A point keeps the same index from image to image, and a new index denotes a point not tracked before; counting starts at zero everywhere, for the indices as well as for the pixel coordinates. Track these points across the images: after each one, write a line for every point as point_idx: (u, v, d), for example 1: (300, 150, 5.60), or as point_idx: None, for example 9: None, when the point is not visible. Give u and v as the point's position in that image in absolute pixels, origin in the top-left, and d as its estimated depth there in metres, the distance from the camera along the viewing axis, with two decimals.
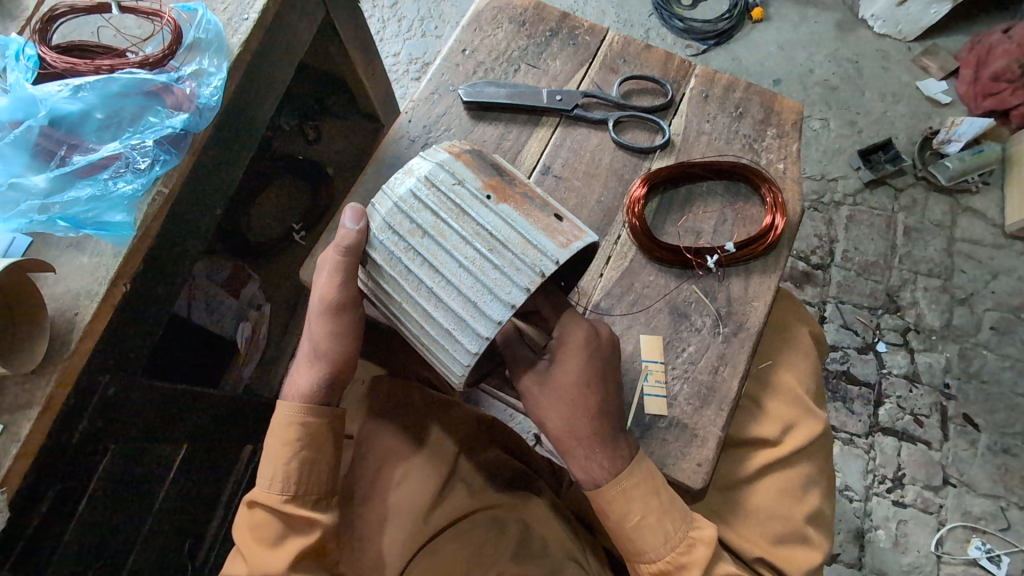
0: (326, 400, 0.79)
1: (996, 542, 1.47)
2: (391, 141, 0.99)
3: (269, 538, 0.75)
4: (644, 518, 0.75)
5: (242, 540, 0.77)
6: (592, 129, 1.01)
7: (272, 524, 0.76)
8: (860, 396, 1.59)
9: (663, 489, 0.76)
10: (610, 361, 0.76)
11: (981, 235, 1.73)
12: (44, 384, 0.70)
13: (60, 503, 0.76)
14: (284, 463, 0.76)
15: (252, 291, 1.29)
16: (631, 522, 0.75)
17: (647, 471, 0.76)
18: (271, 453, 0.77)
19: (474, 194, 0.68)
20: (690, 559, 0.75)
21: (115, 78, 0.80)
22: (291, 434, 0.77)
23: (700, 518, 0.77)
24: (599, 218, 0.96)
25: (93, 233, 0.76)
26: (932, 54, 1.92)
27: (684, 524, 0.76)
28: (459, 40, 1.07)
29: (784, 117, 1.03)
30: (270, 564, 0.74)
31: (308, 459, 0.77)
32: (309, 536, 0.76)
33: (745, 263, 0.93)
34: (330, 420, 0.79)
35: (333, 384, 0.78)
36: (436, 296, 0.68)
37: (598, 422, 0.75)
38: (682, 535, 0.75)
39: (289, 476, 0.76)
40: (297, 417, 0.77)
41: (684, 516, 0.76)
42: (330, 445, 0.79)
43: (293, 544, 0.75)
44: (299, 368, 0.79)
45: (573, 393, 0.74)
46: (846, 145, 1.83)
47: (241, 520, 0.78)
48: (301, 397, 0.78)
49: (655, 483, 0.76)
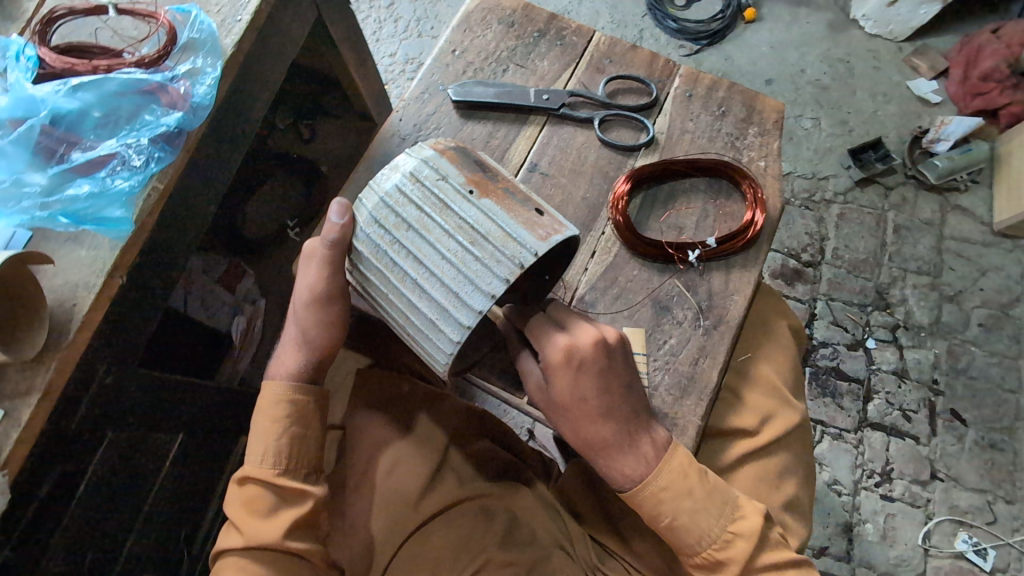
0: (313, 380, 0.82)
1: (983, 535, 1.50)
2: (383, 139, 1.02)
3: (262, 508, 0.78)
4: (679, 518, 0.76)
5: (236, 514, 0.79)
6: (579, 127, 1.04)
7: (265, 496, 0.78)
8: (849, 391, 1.61)
9: (697, 486, 0.76)
10: (603, 369, 0.74)
11: (969, 232, 1.76)
12: (44, 372, 0.72)
13: (61, 488, 0.78)
14: (274, 439, 0.79)
15: (247, 286, 1.32)
16: (664, 522, 0.77)
17: (678, 471, 0.76)
18: (262, 429, 0.80)
19: (457, 189, 0.71)
20: (729, 555, 0.76)
21: (111, 77, 0.82)
22: (280, 411, 0.80)
23: (744, 509, 0.77)
24: (584, 214, 0.98)
25: (92, 228, 0.78)
26: (921, 54, 1.94)
27: (723, 520, 0.76)
28: (450, 40, 1.10)
29: (765, 116, 1.05)
30: (264, 532, 0.76)
31: (298, 435, 0.80)
32: (300, 507, 0.78)
33: (726, 258, 0.95)
34: (317, 399, 0.82)
35: (318, 365, 0.82)
36: (420, 288, 0.71)
37: (597, 425, 0.76)
38: (720, 531, 0.76)
39: (280, 451, 0.79)
40: (285, 396, 0.80)
41: (721, 512, 0.76)
42: (318, 424, 0.82)
43: (287, 514, 0.78)
44: (284, 350, 0.83)
45: (573, 407, 0.75)
46: (836, 144, 1.85)
47: (233, 497, 0.80)
48: (289, 376, 0.81)
49: (687, 483, 0.76)
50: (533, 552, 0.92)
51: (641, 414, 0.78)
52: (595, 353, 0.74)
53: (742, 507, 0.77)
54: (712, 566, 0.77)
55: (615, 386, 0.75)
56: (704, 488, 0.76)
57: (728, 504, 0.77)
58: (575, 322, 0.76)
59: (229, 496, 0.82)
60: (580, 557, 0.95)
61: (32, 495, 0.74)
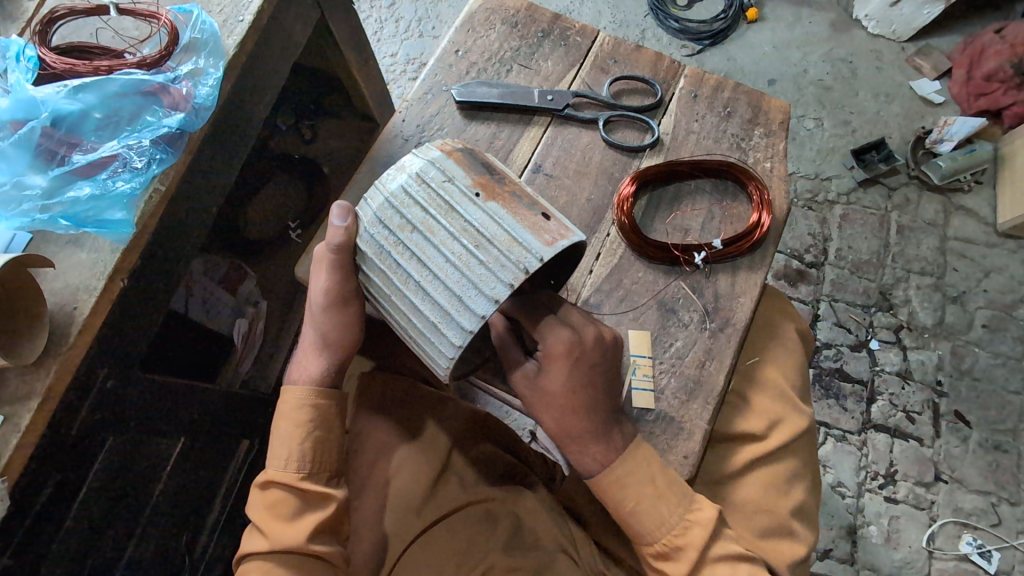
0: (333, 384, 0.82)
1: (987, 537, 1.49)
2: (385, 140, 1.01)
3: (286, 513, 0.78)
4: (641, 504, 0.78)
5: (258, 518, 0.79)
6: (583, 128, 1.03)
7: (289, 501, 0.78)
8: (853, 393, 1.60)
9: (658, 475, 0.78)
10: (595, 363, 0.75)
11: (973, 233, 1.75)
12: (43, 376, 0.71)
13: (59, 494, 0.77)
14: (298, 442, 0.79)
15: (248, 288, 1.30)
16: (625, 508, 0.79)
17: (641, 461, 0.78)
18: (284, 434, 0.79)
19: (463, 191, 0.70)
20: (686, 541, 0.78)
21: (113, 78, 0.81)
22: (304, 415, 0.80)
23: (701, 500, 0.79)
24: (589, 216, 0.97)
25: (93, 231, 0.77)
26: (925, 54, 1.94)
27: (680, 508, 0.78)
28: (453, 41, 1.09)
29: (771, 117, 1.05)
30: (290, 536, 0.76)
31: (321, 438, 0.80)
32: (324, 510, 0.78)
33: (733, 259, 0.95)
34: (339, 404, 0.83)
35: (339, 367, 0.82)
36: (423, 291, 0.70)
37: (579, 417, 0.76)
38: (678, 519, 0.78)
39: (304, 454, 0.79)
40: (308, 400, 0.80)
41: (680, 501, 0.78)
42: (340, 427, 0.83)
43: (310, 518, 0.78)
44: (305, 354, 0.82)
45: (560, 397, 0.75)
46: (840, 144, 1.85)
47: (256, 501, 0.80)
48: (311, 382, 0.81)
49: (648, 472, 0.78)
50: (537, 556, 0.92)
51: None
52: (596, 350, 0.74)
53: (698, 499, 0.79)
54: (670, 552, 0.79)
55: (600, 379, 0.76)
56: (665, 477, 0.78)
57: (686, 493, 0.79)
58: (572, 312, 0.76)
59: (251, 500, 0.82)
60: (584, 561, 0.94)
61: (31, 501, 0.73)
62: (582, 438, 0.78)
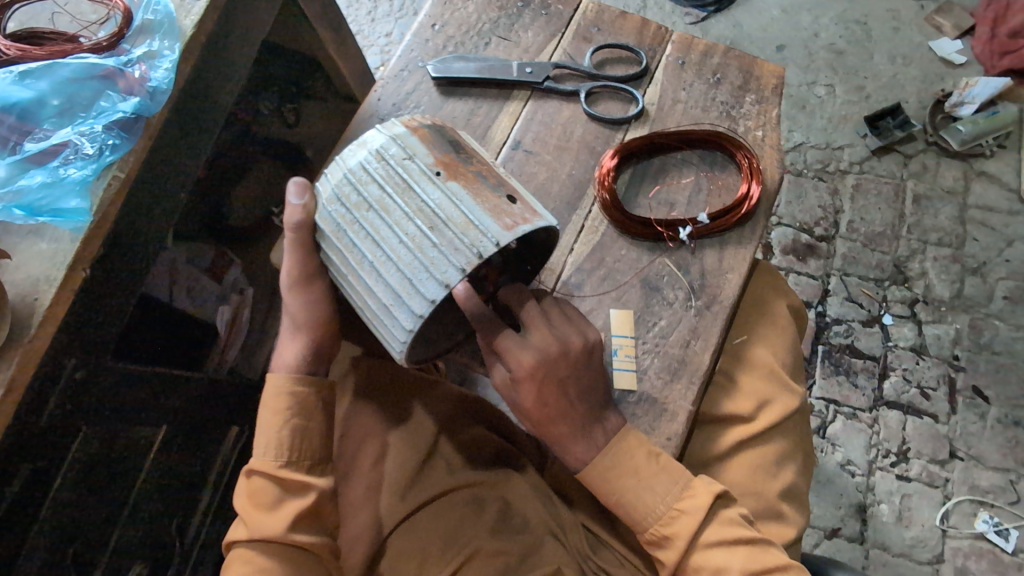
0: (315, 371, 0.82)
1: (1005, 515, 1.43)
2: (362, 119, 0.98)
3: (267, 502, 0.77)
4: (625, 496, 0.76)
5: (242, 506, 0.79)
6: (565, 100, 0.99)
7: (270, 489, 0.78)
8: (864, 369, 1.55)
9: (643, 466, 0.75)
10: (580, 360, 0.74)
11: (994, 200, 1.66)
12: (6, 367, 0.71)
13: (33, 483, 0.78)
14: (277, 430, 0.79)
15: (234, 276, 1.32)
16: (611, 499, 0.77)
17: (625, 454, 0.76)
18: (265, 421, 0.79)
19: (422, 170, 0.68)
20: (674, 530, 0.75)
21: (64, 63, 0.80)
22: (282, 403, 0.79)
23: (693, 488, 0.76)
24: (571, 192, 0.94)
25: (49, 220, 0.76)
26: (945, 12, 1.83)
27: (669, 497, 0.75)
28: (430, 15, 1.05)
29: (764, 83, 0.99)
30: (269, 526, 0.76)
31: (300, 426, 0.79)
32: (304, 499, 0.78)
33: (720, 234, 0.91)
34: (320, 391, 0.82)
35: (317, 352, 0.81)
36: (377, 272, 0.68)
37: (554, 405, 0.74)
38: (665, 508, 0.75)
39: (283, 443, 0.78)
40: (287, 387, 0.80)
41: (668, 489, 0.75)
42: (322, 415, 0.82)
43: (290, 506, 0.77)
44: (283, 342, 0.82)
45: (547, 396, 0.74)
46: (852, 111, 1.76)
47: (240, 490, 0.80)
48: (289, 367, 0.81)
49: (633, 462, 0.76)
50: (523, 539, 0.91)
51: (603, 399, 0.77)
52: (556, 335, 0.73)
53: (691, 486, 0.76)
54: (660, 542, 0.76)
55: (571, 359, 0.73)
56: (653, 465, 0.76)
57: (678, 480, 0.76)
58: (547, 320, 0.74)
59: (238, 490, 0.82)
60: (571, 544, 0.92)
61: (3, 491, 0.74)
62: (558, 419, 0.75)
